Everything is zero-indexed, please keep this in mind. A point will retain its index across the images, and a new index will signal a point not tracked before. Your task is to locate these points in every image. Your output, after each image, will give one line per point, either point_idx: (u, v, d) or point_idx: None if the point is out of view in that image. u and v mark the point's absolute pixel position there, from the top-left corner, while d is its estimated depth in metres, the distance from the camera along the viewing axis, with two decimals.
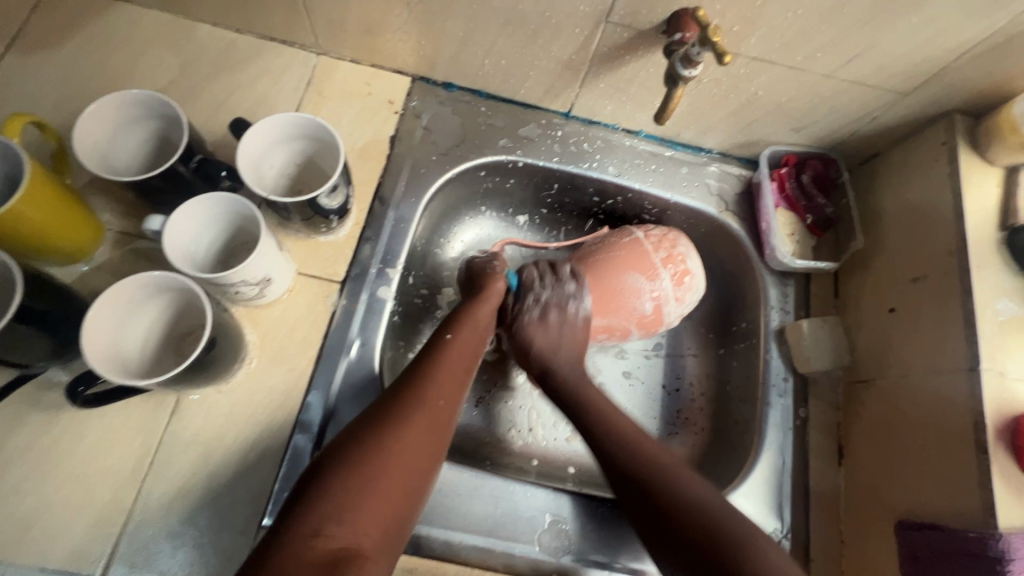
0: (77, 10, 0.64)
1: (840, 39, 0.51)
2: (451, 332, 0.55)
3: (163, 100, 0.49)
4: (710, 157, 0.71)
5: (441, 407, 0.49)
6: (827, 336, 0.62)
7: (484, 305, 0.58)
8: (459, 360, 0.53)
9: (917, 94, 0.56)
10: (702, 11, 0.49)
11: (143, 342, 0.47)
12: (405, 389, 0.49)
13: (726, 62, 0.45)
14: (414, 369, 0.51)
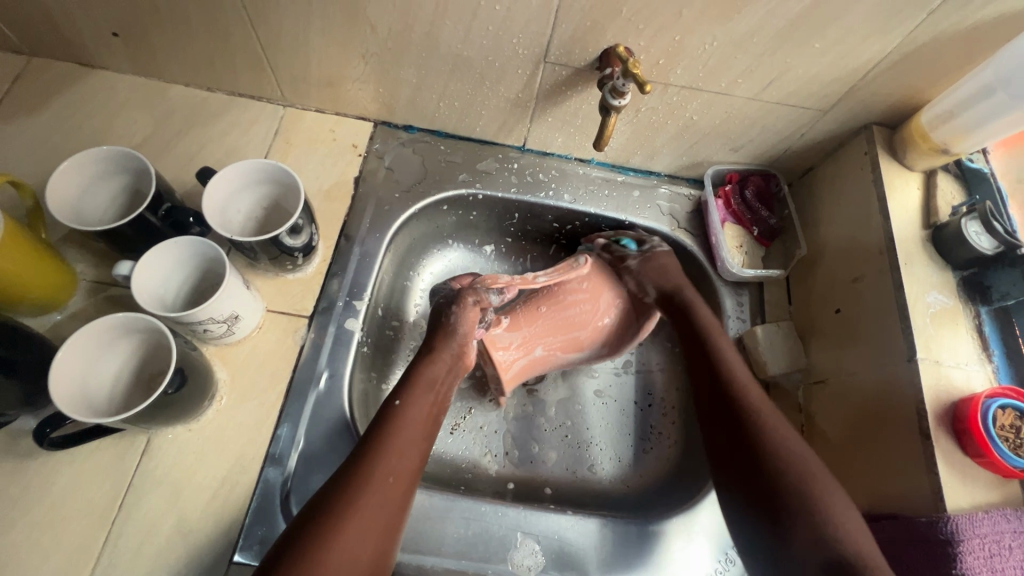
0: (56, 79, 0.69)
1: (755, 66, 0.56)
2: (400, 397, 0.52)
3: (134, 154, 0.52)
4: (660, 179, 0.76)
5: (391, 485, 0.46)
6: (781, 340, 0.64)
7: (433, 366, 0.55)
8: (412, 428, 0.50)
9: (835, 111, 0.61)
10: (622, 48, 0.54)
11: (112, 385, 0.48)
12: (355, 469, 0.45)
13: (646, 92, 0.49)
14: (365, 442, 0.48)
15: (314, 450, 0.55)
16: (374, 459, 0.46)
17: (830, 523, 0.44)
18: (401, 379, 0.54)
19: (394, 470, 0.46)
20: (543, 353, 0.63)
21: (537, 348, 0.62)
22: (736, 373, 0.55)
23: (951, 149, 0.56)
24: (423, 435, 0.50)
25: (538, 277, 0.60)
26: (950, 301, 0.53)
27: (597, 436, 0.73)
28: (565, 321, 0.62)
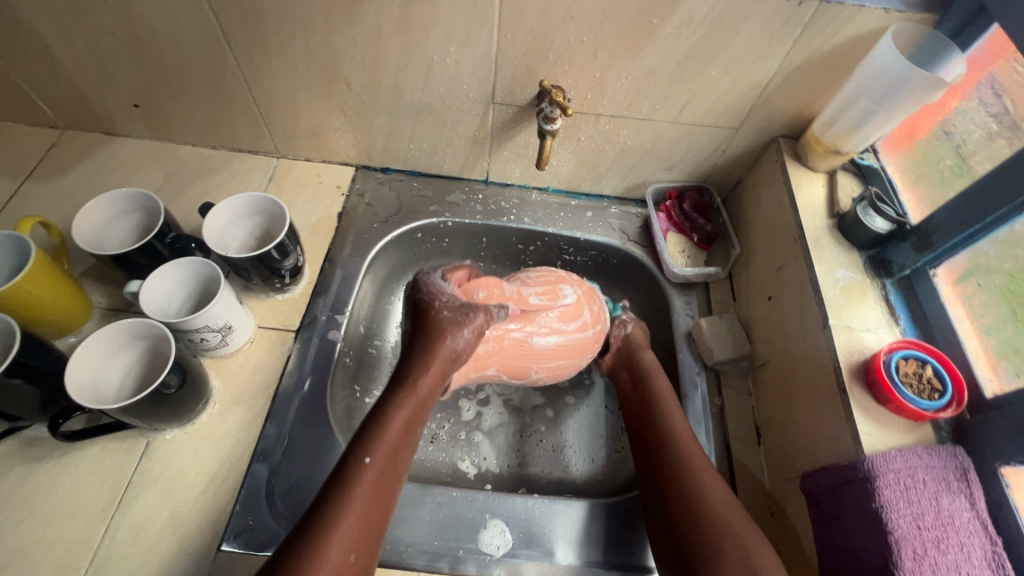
0: (85, 147, 0.81)
1: (667, 94, 0.67)
2: (369, 455, 0.50)
3: (147, 193, 0.62)
4: (610, 201, 0.85)
5: (350, 560, 0.44)
6: (725, 330, 0.71)
7: (396, 421, 0.53)
8: (375, 493, 0.48)
9: (744, 128, 0.71)
10: (547, 82, 0.66)
11: (118, 386, 0.54)
12: (310, 538, 0.44)
13: (569, 112, 0.60)
14: (323, 506, 0.46)
15: (299, 447, 0.60)
16: (330, 531, 0.44)
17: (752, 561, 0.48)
18: (362, 430, 0.52)
19: (354, 543, 0.45)
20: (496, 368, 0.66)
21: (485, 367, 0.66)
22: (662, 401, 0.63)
23: (842, 149, 0.66)
24: (382, 498, 0.49)
25: (532, 296, 0.67)
26: (857, 276, 0.61)
27: (570, 439, 0.77)
28: (532, 353, 0.66)
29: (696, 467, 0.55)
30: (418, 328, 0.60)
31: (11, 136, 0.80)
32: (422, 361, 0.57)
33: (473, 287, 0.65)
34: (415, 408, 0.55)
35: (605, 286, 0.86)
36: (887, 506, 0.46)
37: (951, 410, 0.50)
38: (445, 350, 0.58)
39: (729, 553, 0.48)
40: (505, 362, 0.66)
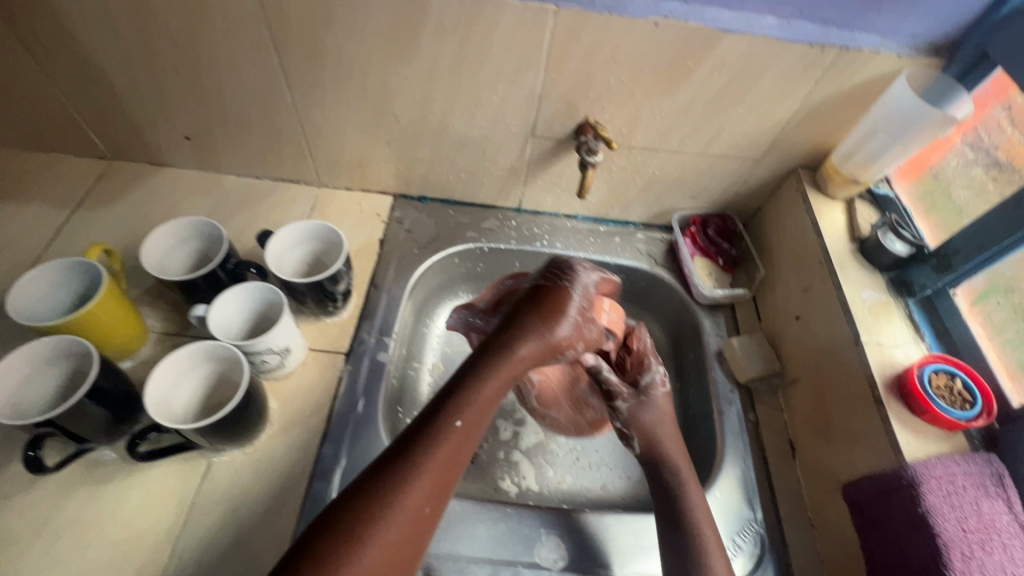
0: (133, 177, 0.84)
1: (696, 129, 0.72)
2: (461, 419, 0.49)
3: (209, 221, 0.65)
4: (636, 227, 0.90)
5: (422, 517, 0.44)
6: (756, 349, 0.74)
7: (490, 382, 0.52)
8: (458, 458, 0.47)
9: (766, 159, 0.77)
10: (593, 120, 0.71)
11: (187, 404, 0.57)
12: (388, 487, 0.44)
13: (612, 145, 0.68)
14: (411, 460, 0.46)
15: (356, 466, 0.62)
16: (409, 480, 0.44)
17: None
18: (458, 383, 0.51)
19: (430, 497, 0.45)
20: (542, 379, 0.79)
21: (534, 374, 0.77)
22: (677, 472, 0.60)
23: (860, 179, 0.71)
24: (459, 460, 0.48)
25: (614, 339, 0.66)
26: (882, 296, 0.65)
27: (606, 457, 0.79)
28: (569, 397, 0.79)
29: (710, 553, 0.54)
30: (542, 301, 0.57)
31: (59, 167, 0.83)
32: (529, 330, 0.55)
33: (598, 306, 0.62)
34: (513, 372, 0.53)
35: (633, 308, 0.89)
36: (933, 510, 0.49)
37: (983, 420, 0.54)
38: (557, 335, 0.56)
39: None
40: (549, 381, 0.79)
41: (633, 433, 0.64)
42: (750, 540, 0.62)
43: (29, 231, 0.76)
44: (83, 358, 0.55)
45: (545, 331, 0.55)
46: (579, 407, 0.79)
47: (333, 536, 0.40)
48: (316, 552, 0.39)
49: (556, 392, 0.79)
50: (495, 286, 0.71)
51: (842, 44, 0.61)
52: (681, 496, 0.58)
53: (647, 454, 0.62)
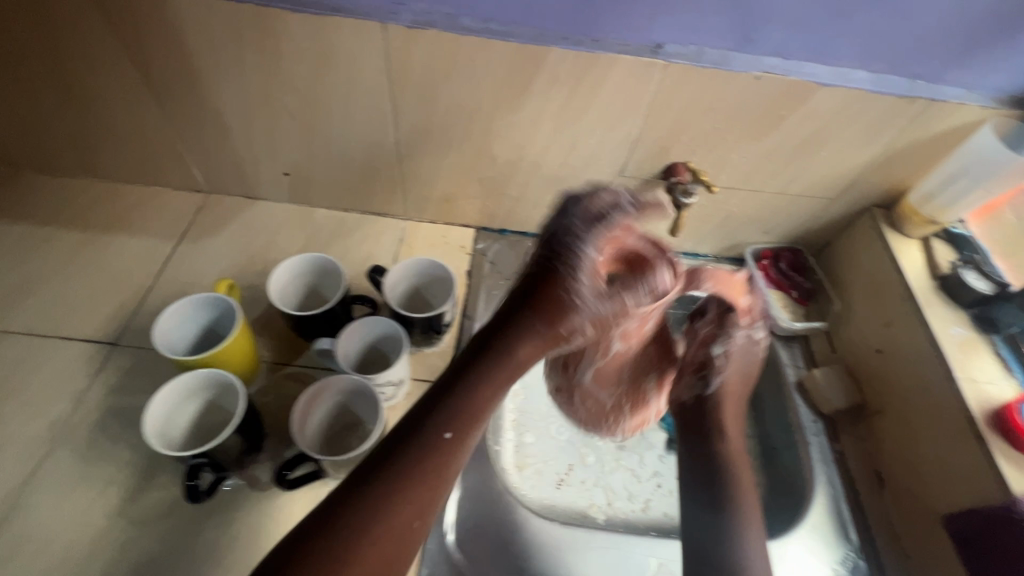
0: (229, 210, 0.87)
1: (779, 171, 0.76)
2: (451, 431, 0.48)
3: (331, 260, 0.69)
4: (706, 259, 0.93)
5: (412, 529, 0.46)
6: (838, 381, 0.77)
7: (487, 387, 0.50)
8: (455, 470, 0.48)
9: (842, 198, 0.80)
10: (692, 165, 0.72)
11: (316, 427, 0.63)
12: (382, 501, 0.45)
13: (715, 191, 0.67)
14: (408, 471, 0.46)
15: (470, 494, 0.65)
16: (398, 496, 0.45)
17: None
18: (456, 380, 0.50)
19: (420, 512, 0.46)
20: (619, 350, 0.66)
21: (612, 343, 0.63)
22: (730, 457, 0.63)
23: (938, 220, 0.74)
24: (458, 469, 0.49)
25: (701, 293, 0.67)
26: (969, 332, 0.68)
27: None
28: (634, 378, 0.72)
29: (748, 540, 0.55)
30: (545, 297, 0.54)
31: (160, 201, 0.86)
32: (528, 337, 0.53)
33: (714, 273, 0.68)
34: (512, 373, 0.52)
35: None
36: None
37: None
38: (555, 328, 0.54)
39: None
40: (622, 356, 0.68)
41: (719, 368, 0.68)
42: (849, 570, 0.64)
43: (140, 264, 0.80)
44: (226, 390, 0.58)
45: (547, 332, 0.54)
46: (637, 388, 0.72)
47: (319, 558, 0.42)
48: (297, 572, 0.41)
49: (621, 368, 0.70)
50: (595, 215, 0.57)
51: (929, 96, 0.65)
52: (735, 489, 0.59)
53: (716, 395, 0.67)
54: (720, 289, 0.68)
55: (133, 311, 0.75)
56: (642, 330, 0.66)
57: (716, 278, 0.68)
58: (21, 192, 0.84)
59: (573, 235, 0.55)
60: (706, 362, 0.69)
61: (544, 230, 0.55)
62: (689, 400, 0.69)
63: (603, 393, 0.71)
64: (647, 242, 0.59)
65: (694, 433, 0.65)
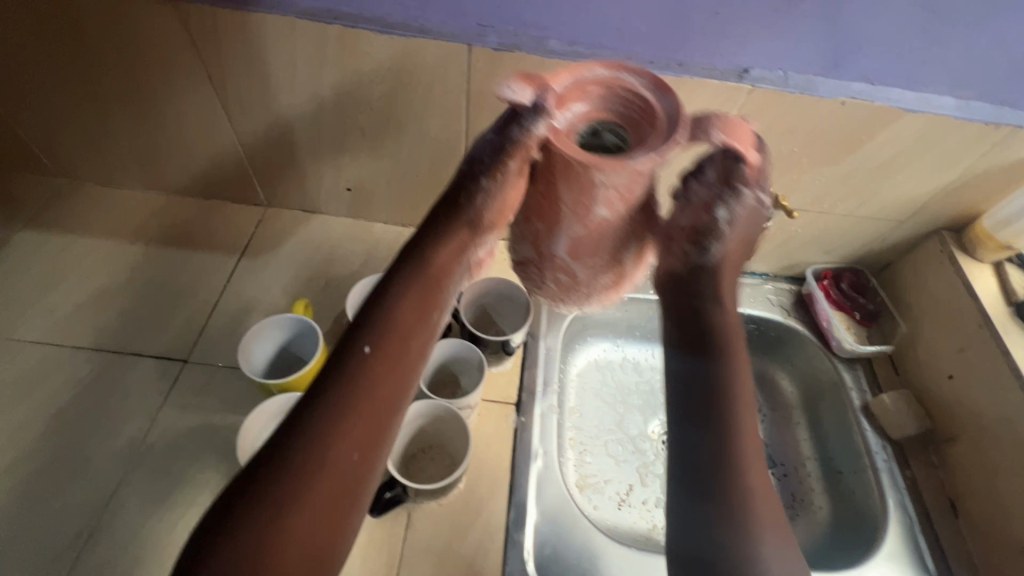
0: (288, 223, 0.87)
1: (851, 194, 0.76)
2: (369, 345, 0.44)
3: (410, 282, 0.71)
4: (764, 278, 0.92)
5: (353, 465, 0.41)
6: (908, 405, 0.76)
7: (409, 299, 0.47)
8: (384, 386, 0.44)
9: (910, 221, 0.79)
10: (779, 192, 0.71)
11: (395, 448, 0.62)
12: (312, 431, 0.41)
13: (798, 218, 0.65)
14: (332, 397, 0.42)
15: (547, 518, 0.65)
16: (336, 424, 0.41)
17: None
18: (369, 305, 0.46)
19: (360, 444, 0.42)
20: (603, 220, 0.46)
21: (593, 208, 0.45)
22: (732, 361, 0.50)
23: (1014, 246, 0.73)
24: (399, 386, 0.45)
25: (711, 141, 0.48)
26: None
27: None
28: (613, 250, 0.51)
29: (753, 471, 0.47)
30: (460, 216, 0.49)
31: (219, 215, 0.86)
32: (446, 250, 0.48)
33: (727, 122, 0.49)
34: (435, 281, 0.48)
35: (760, 355, 0.92)
36: None
37: None
38: (478, 233, 0.50)
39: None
40: (603, 229, 0.48)
41: (719, 236, 0.52)
42: None
43: (205, 278, 0.80)
44: None
45: (473, 238, 0.50)
46: (613, 264, 0.52)
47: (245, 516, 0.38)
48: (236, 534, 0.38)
49: (603, 240, 0.49)
50: (581, 67, 0.46)
51: (1016, 123, 0.64)
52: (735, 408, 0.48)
53: (718, 265, 0.53)
54: (734, 142, 0.48)
55: (202, 328, 0.75)
56: (634, 194, 0.45)
57: (728, 127, 0.48)
58: (85, 206, 0.84)
59: (482, 158, 0.47)
60: (706, 227, 0.52)
61: (520, 92, 0.45)
62: (683, 271, 0.54)
63: (576, 264, 0.51)
64: (646, 81, 0.46)
65: (692, 352, 0.51)
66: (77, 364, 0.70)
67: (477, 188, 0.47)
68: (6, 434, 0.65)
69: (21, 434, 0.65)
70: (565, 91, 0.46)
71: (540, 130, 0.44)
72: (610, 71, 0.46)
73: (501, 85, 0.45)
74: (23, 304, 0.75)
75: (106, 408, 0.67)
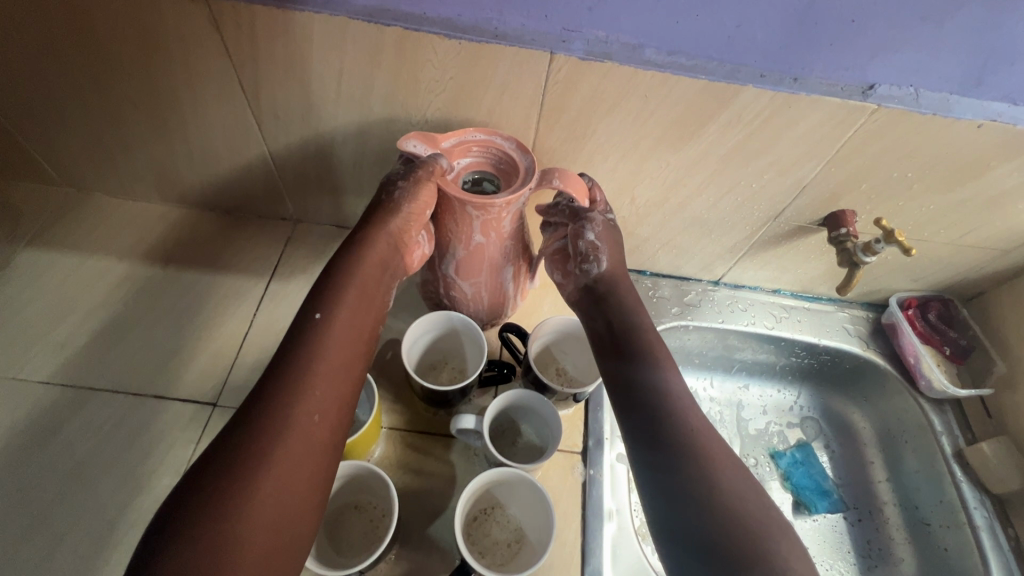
0: (321, 240, 0.78)
1: (960, 222, 0.67)
2: (321, 311, 0.51)
3: (473, 325, 0.62)
4: (838, 304, 0.84)
5: (316, 423, 0.46)
6: (1009, 457, 0.70)
7: (353, 279, 0.53)
8: (336, 344, 0.50)
9: (1018, 251, 0.71)
10: (883, 220, 0.65)
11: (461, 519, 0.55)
12: (273, 390, 0.46)
13: (917, 255, 0.61)
14: (290, 357, 0.48)
15: None
16: (299, 380, 0.47)
17: (780, 550, 0.44)
18: (315, 292, 0.53)
19: (320, 407, 0.46)
20: (481, 245, 0.59)
21: (472, 235, 0.58)
22: (648, 332, 0.57)
23: None
24: (351, 347, 0.51)
25: (553, 181, 0.56)
26: None
27: (830, 557, 0.74)
28: (494, 272, 0.62)
29: (705, 432, 0.50)
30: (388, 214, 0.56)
31: (244, 230, 0.78)
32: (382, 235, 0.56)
33: (565, 174, 0.58)
34: (381, 269, 0.56)
35: (831, 387, 0.85)
36: None
37: None
38: (405, 229, 0.57)
39: (774, 541, 0.44)
40: (485, 251, 0.60)
41: (597, 257, 0.60)
42: None
43: (231, 305, 0.72)
44: (379, 486, 0.54)
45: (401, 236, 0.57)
46: (496, 285, 0.64)
47: (219, 479, 0.41)
48: (213, 493, 0.40)
49: (484, 262, 0.61)
50: (464, 131, 0.58)
51: None
52: (654, 367, 0.54)
53: (608, 278, 0.60)
54: (570, 189, 0.57)
55: (232, 364, 0.67)
56: (504, 225, 0.58)
57: (564, 178, 0.57)
58: (96, 222, 0.76)
59: (397, 174, 0.57)
60: (583, 252, 0.60)
61: (418, 146, 0.56)
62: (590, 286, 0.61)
63: (465, 282, 0.63)
64: (514, 145, 0.58)
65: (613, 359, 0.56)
66: (95, 409, 0.63)
67: (395, 189, 0.56)
68: (17, 493, 0.58)
69: (33, 492, 0.58)
70: (452, 148, 0.58)
71: (441, 165, 0.56)
72: (486, 134, 0.58)
73: (404, 138, 0.56)
74: (29, 337, 0.67)
75: (129, 461, 0.60)
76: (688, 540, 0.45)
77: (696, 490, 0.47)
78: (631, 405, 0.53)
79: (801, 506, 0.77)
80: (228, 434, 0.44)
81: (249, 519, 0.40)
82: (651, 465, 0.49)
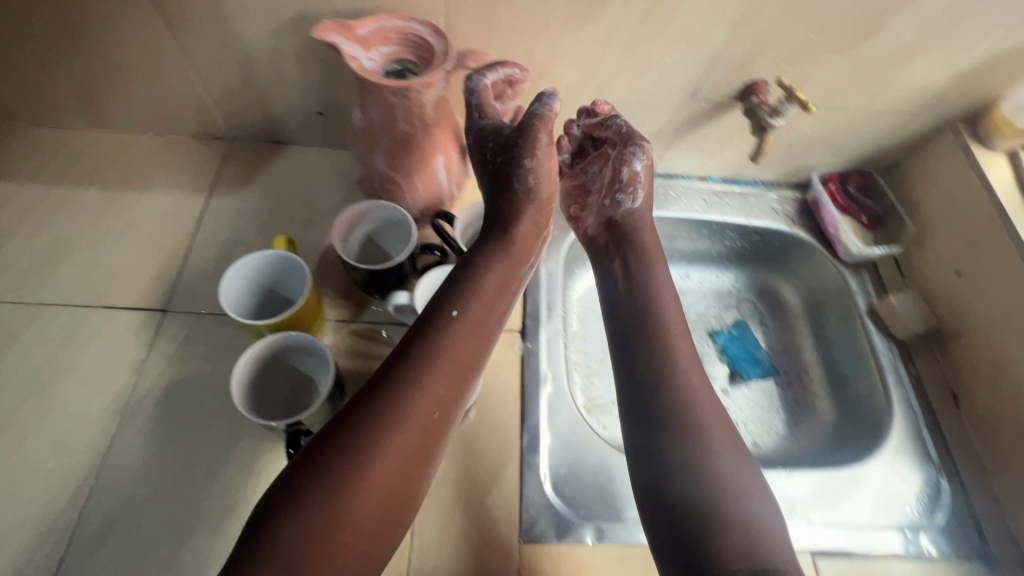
0: (257, 156, 0.79)
1: (865, 85, 0.70)
2: (457, 309, 0.52)
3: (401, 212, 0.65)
4: (767, 186, 0.88)
5: (432, 421, 0.46)
6: (915, 307, 0.76)
7: (487, 278, 0.55)
8: (466, 348, 0.50)
9: (924, 112, 0.75)
10: (785, 81, 0.67)
11: None
12: (405, 376, 0.47)
13: (813, 110, 0.64)
14: (423, 347, 0.49)
15: (562, 439, 0.64)
16: (428, 374, 0.47)
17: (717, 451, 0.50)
18: (451, 284, 0.54)
19: (441, 405, 0.47)
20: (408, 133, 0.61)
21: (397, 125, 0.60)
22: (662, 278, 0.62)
23: None
24: (475, 353, 0.51)
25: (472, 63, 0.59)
26: None
27: (761, 414, 0.80)
28: (424, 160, 0.65)
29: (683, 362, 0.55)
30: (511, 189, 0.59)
31: (178, 151, 0.78)
32: (512, 241, 0.58)
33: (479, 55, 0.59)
34: (507, 276, 0.56)
35: (763, 265, 0.91)
36: None
37: None
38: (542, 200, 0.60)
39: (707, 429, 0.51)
40: (414, 140, 0.62)
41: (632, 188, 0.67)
42: (934, 487, 0.67)
43: (171, 221, 0.73)
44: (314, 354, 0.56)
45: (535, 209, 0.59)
46: (428, 174, 0.67)
47: (343, 455, 0.42)
48: (336, 467, 0.41)
49: (414, 152, 0.64)
50: (380, 17, 0.58)
51: None
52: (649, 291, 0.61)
53: (636, 213, 0.67)
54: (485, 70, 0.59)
55: (178, 275, 0.69)
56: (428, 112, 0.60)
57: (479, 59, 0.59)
58: (25, 151, 0.76)
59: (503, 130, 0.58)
60: (623, 181, 0.66)
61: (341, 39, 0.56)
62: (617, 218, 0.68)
63: (398, 175, 0.66)
64: (430, 30, 0.59)
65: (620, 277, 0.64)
66: (47, 322, 0.65)
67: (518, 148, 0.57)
68: None
69: None
70: (370, 35, 0.58)
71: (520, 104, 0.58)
72: (402, 19, 0.58)
73: (320, 30, 0.54)
74: None
75: (87, 366, 0.63)
76: (674, 459, 0.50)
77: (676, 409, 0.52)
78: (634, 324, 0.59)
79: (734, 376, 0.83)
80: (356, 407, 0.45)
81: (358, 501, 0.41)
82: (636, 371, 0.56)
